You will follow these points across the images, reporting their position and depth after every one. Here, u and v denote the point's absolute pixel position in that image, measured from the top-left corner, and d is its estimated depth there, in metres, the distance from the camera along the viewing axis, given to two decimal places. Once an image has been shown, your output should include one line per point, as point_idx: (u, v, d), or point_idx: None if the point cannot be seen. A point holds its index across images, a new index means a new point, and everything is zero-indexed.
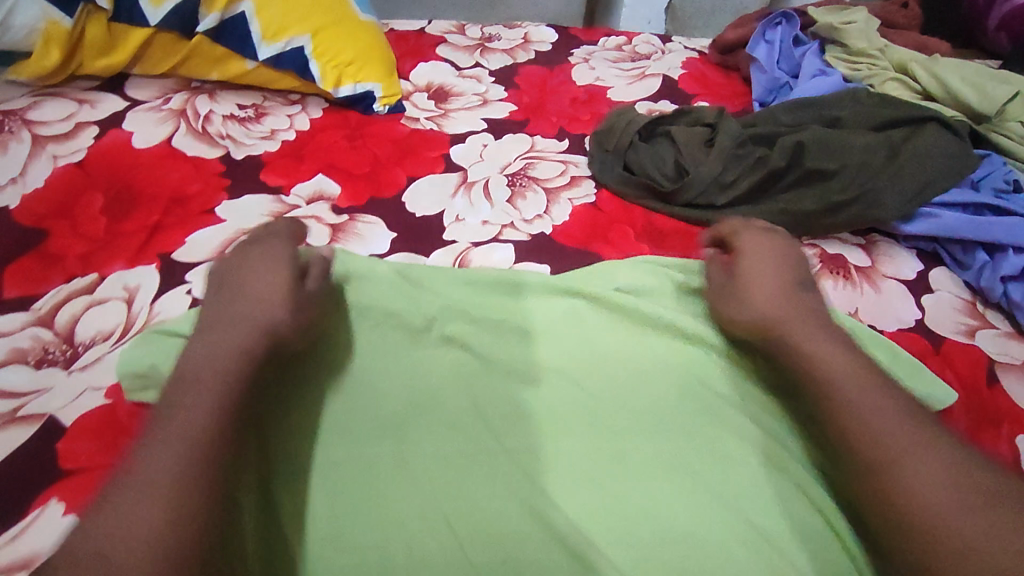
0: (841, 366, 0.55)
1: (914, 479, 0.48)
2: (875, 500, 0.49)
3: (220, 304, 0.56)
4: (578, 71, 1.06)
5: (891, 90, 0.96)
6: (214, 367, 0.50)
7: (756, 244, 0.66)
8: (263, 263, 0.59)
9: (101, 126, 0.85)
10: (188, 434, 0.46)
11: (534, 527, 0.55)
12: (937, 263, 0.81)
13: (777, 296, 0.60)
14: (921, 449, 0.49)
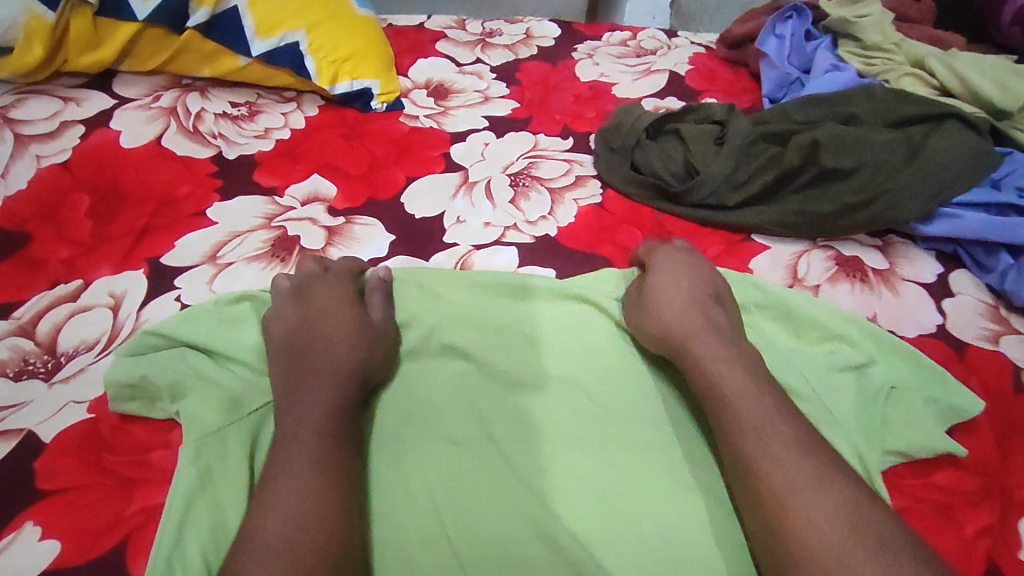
0: (726, 382, 0.54)
1: (785, 499, 0.47)
2: (755, 521, 0.48)
3: (303, 352, 0.57)
4: (582, 67, 1.03)
5: (907, 86, 0.93)
6: (314, 416, 0.52)
7: (670, 263, 0.66)
8: (335, 307, 0.61)
9: (87, 125, 0.82)
10: (318, 482, 0.47)
11: (539, 548, 0.52)
12: (957, 266, 0.78)
13: (679, 312, 0.60)
14: (782, 467, 0.48)
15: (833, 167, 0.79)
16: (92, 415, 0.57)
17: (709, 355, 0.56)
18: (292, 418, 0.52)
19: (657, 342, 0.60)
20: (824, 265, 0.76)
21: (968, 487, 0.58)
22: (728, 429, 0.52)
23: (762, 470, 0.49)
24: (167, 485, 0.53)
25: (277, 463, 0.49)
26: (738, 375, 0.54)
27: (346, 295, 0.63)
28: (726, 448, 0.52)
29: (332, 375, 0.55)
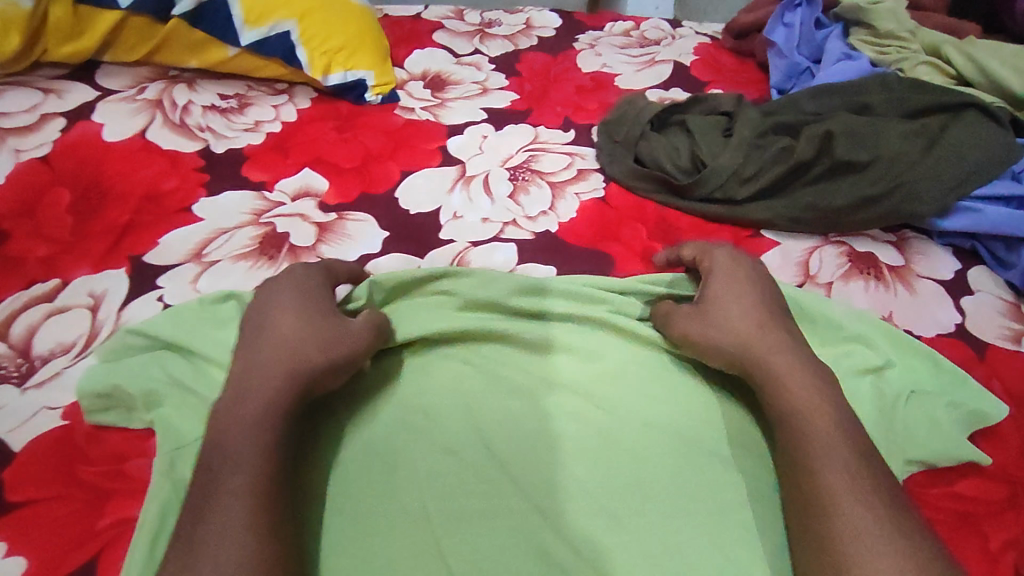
0: (807, 408, 0.51)
1: (864, 538, 0.43)
2: (818, 557, 0.44)
3: (248, 356, 0.51)
4: (584, 57, 0.99)
5: (923, 75, 0.90)
6: (250, 432, 0.46)
7: (728, 270, 0.61)
8: (294, 300, 0.54)
9: (69, 118, 0.79)
10: (244, 512, 0.42)
11: (537, 564, 0.49)
12: (977, 262, 0.74)
13: (753, 327, 0.56)
14: (861, 504, 0.45)
15: (847, 159, 0.76)
16: (67, 422, 0.54)
17: (790, 377, 0.53)
18: (223, 435, 0.46)
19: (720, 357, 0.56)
20: (837, 261, 0.73)
21: (993, 497, 0.55)
22: (808, 458, 0.48)
23: (840, 505, 0.45)
24: (143, 497, 0.50)
25: (208, 490, 0.43)
26: (824, 402, 0.51)
27: (319, 290, 0.57)
28: (803, 476, 0.48)
29: (276, 375, 0.49)
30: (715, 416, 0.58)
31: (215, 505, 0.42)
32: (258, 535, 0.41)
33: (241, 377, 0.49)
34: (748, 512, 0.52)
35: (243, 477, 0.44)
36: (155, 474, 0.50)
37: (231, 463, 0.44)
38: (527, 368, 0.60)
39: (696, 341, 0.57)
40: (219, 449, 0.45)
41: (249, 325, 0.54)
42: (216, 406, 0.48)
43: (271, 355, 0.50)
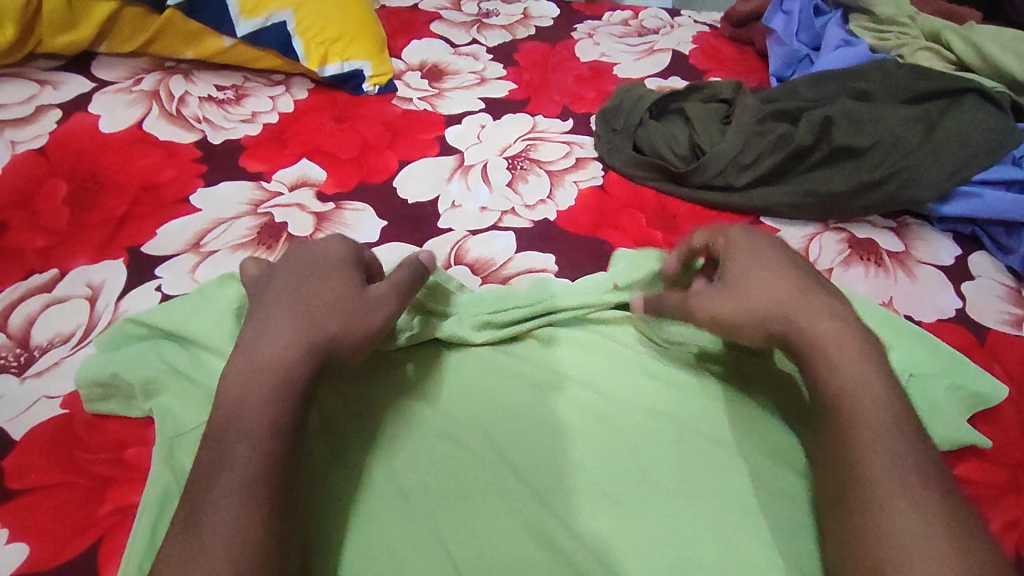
0: (850, 387, 0.47)
1: (907, 536, 0.40)
2: (855, 554, 0.41)
3: (262, 328, 0.49)
4: (582, 47, 0.99)
5: (923, 61, 0.89)
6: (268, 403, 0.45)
7: (752, 240, 0.56)
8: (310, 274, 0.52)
9: (64, 110, 0.79)
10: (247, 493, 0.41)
11: (538, 549, 0.49)
12: (977, 247, 0.74)
13: (794, 296, 0.51)
14: (906, 499, 0.41)
15: (847, 144, 0.75)
16: (66, 411, 0.54)
17: (835, 354, 0.48)
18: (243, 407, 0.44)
19: (747, 334, 0.52)
20: (836, 247, 0.72)
21: (993, 480, 0.55)
22: (857, 442, 0.45)
23: (886, 499, 0.42)
24: (143, 485, 0.50)
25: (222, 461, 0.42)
26: (874, 381, 0.47)
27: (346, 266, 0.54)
28: (847, 462, 0.45)
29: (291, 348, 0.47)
30: (715, 403, 0.58)
31: (220, 486, 0.41)
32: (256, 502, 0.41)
33: (255, 346, 0.48)
34: (747, 496, 0.53)
35: (247, 455, 0.43)
36: (155, 463, 0.50)
37: (237, 440, 0.43)
38: (524, 357, 0.60)
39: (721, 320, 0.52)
40: (231, 426, 0.44)
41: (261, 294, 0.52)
42: (227, 372, 0.47)
43: (292, 331, 0.48)
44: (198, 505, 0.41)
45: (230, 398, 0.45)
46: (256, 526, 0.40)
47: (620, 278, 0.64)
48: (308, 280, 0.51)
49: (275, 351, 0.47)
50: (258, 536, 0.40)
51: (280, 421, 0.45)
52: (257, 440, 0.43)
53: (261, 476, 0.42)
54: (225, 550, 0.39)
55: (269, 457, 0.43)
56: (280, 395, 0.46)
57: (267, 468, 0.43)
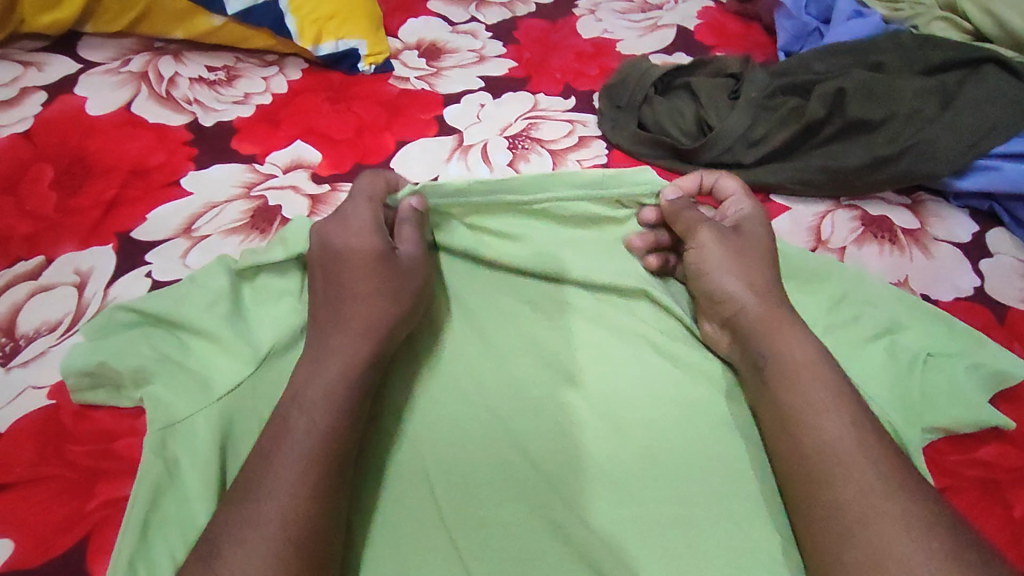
0: (806, 363, 0.49)
1: (875, 500, 0.42)
2: (824, 517, 0.44)
3: (329, 315, 0.49)
4: (583, 23, 0.96)
5: (938, 31, 0.86)
6: (325, 384, 0.46)
7: (755, 231, 0.57)
8: (367, 249, 0.51)
9: (50, 93, 0.76)
10: (279, 476, 0.41)
11: (547, 537, 0.48)
12: (995, 224, 0.71)
13: (775, 286, 0.54)
14: (870, 467, 0.44)
15: (860, 118, 0.73)
16: (53, 401, 0.52)
17: (783, 342, 0.51)
18: (305, 394, 0.45)
19: (714, 292, 0.55)
20: (849, 226, 0.70)
21: (1017, 463, 0.53)
22: (812, 411, 0.47)
23: (850, 468, 0.44)
24: (134, 477, 0.49)
25: (277, 441, 0.43)
26: (822, 365, 0.49)
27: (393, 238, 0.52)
28: (806, 429, 0.47)
29: (347, 339, 0.48)
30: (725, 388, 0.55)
31: (281, 464, 0.42)
32: (302, 476, 0.41)
33: (321, 338, 0.48)
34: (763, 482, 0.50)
35: (309, 434, 0.43)
36: (146, 453, 0.48)
37: (299, 420, 0.44)
38: (528, 337, 0.58)
39: (709, 272, 0.56)
40: (293, 406, 0.45)
41: (322, 258, 0.52)
42: (297, 363, 0.48)
43: (359, 311, 0.49)
44: (250, 484, 0.41)
45: (300, 381, 0.46)
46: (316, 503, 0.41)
47: (624, 195, 0.58)
48: (354, 256, 0.51)
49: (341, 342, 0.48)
50: (311, 507, 0.41)
51: (330, 408, 0.45)
52: (319, 424, 0.44)
53: (316, 450, 0.43)
54: (264, 525, 0.39)
55: (329, 440, 0.44)
56: (348, 382, 0.46)
57: (321, 450, 0.43)
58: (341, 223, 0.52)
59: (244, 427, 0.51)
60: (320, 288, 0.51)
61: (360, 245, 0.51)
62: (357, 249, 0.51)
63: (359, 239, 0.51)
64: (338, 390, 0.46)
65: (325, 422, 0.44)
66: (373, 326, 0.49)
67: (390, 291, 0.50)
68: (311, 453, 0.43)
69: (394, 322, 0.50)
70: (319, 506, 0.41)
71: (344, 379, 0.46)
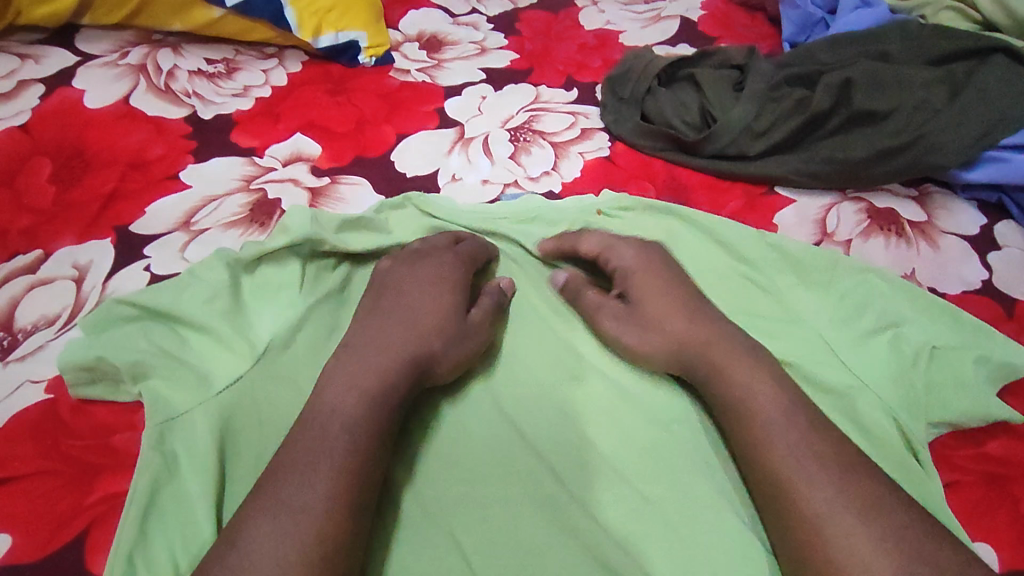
0: (760, 394, 0.48)
1: (836, 522, 0.41)
2: (788, 536, 0.43)
3: (361, 343, 0.50)
4: (586, 14, 0.94)
5: (945, 21, 0.85)
6: (363, 395, 0.46)
7: (654, 273, 0.56)
8: (426, 287, 0.54)
9: (47, 85, 0.76)
10: (316, 479, 0.41)
11: (550, 531, 0.47)
12: (1003, 216, 0.70)
13: (684, 329, 0.52)
14: (827, 487, 0.42)
15: (867, 109, 0.72)
16: (51, 396, 0.52)
17: (731, 373, 0.49)
18: (344, 405, 0.45)
19: (649, 361, 0.53)
20: (855, 218, 0.69)
21: None
22: (762, 437, 0.46)
23: (806, 489, 0.43)
24: (132, 472, 0.48)
25: (316, 446, 0.43)
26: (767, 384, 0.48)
27: (455, 269, 0.56)
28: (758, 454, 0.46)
29: (393, 361, 0.48)
30: None
31: (315, 469, 0.42)
32: (332, 485, 0.41)
33: (361, 352, 0.49)
34: None
35: (348, 445, 0.43)
36: (144, 448, 0.48)
37: (339, 430, 0.44)
38: (529, 332, 0.57)
39: (634, 346, 0.53)
40: (332, 416, 0.45)
41: (372, 298, 0.54)
42: (328, 369, 0.48)
43: (395, 340, 0.50)
44: (279, 486, 0.41)
45: (338, 390, 0.46)
46: (303, 520, 0.39)
47: (603, 205, 0.66)
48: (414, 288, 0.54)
49: (363, 362, 0.48)
50: (338, 514, 0.40)
51: (368, 418, 0.45)
52: (355, 432, 0.44)
53: (352, 461, 0.43)
54: (293, 530, 0.39)
55: (365, 451, 0.44)
56: (387, 395, 0.47)
57: (341, 459, 0.42)
58: (410, 263, 0.56)
59: (243, 423, 0.50)
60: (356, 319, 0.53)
61: (422, 280, 0.54)
62: (413, 284, 0.54)
63: (424, 276, 0.55)
64: (373, 403, 0.46)
65: (363, 434, 0.44)
66: (406, 353, 0.49)
67: (444, 326, 0.52)
68: (346, 462, 0.42)
69: (435, 355, 0.50)
70: (345, 514, 0.41)
71: (381, 392, 0.46)
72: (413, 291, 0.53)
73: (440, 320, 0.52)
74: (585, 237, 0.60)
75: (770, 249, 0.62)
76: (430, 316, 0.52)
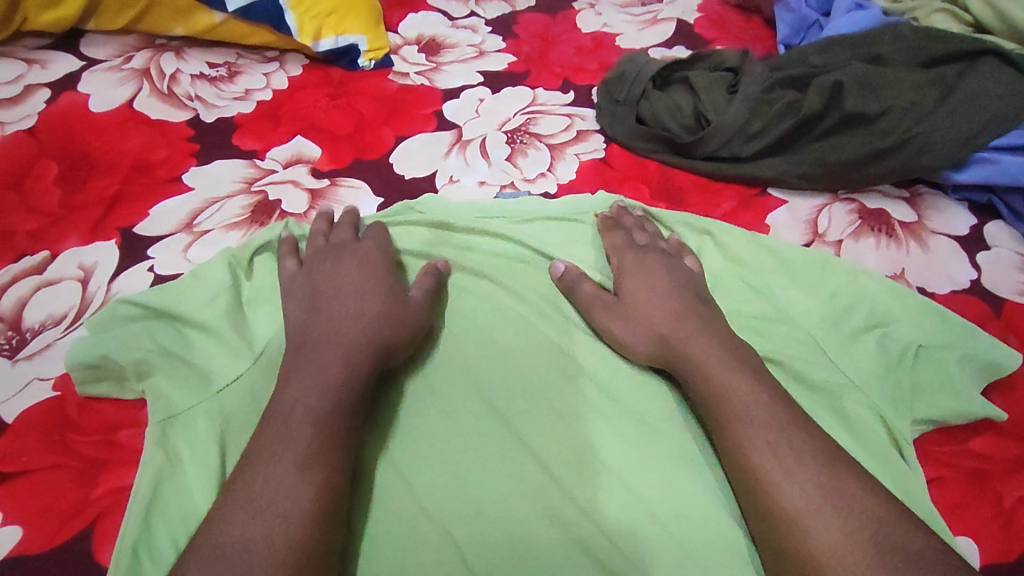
0: (738, 389, 0.49)
1: (810, 521, 0.42)
2: (769, 526, 0.44)
3: (310, 337, 0.51)
4: (583, 17, 0.95)
5: (938, 23, 0.86)
6: (323, 385, 0.47)
7: (651, 271, 0.58)
8: (357, 274, 0.56)
9: (54, 90, 0.77)
10: (285, 471, 0.42)
11: (543, 525, 0.49)
12: (993, 217, 0.71)
13: (669, 320, 0.54)
14: (797, 486, 0.44)
15: (857, 111, 0.73)
16: (58, 393, 0.53)
17: (711, 365, 0.51)
18: (303, 395, 0.46)
19: (637, 347, 0.55)
20: (847, 219, 0.70)
21: (1008, 455, 0.53)
22: (744, 429, 0.47)
23: (778, 487, 0.44)
24: (137, 467, 0.50)
25: (278, 438, 0.44)
26: (743, 383, 0.49)
27: (375, 263, 0.58)
28: (738, 446, 0.47)
29: (348, 349, 0.49)
30: None
31: (281, 460, 0.43)
32: (300, 475, 0.42)
33: (315, 343, 0.50)
34: None
35: (310, 434, 0.44)
36: (148, 445, 0.49)
37: (300, 420, 0.45)
38: (522, 331, 0.58)
39: (617, 333, 0.56)
40: (292, 407, 0.46)
41: (308, 292, 0.55)
42: (287, 362, 0.49)
43: (346, 329, 0.51)
44: (250, 480, 0.42)
45: (296, 382, 0.47)
46: (277, 511, 0.41)
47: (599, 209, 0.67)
48: (359, 282, 0.55)
49: (313, 360, 0.49)
50: (312, 504, 0.42)
51: (330, 409, 0.46)
52: (319, 423, 0.45)
53: (315, 450, 0.44)
54: (269, 522, 0.40)
55: (329, 441, 0.45)
56: (345, 384, 0.48)
57: (308, 448, 0.44)
58: (336, 257, 0.58)
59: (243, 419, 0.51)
60: (292, 310, 0.54)
61: (357, 271, 0.56)
62: (352, 275, 0.56)
63: (358, 266, 0.57)
64: (333, 392, 0.47)
65: (326, 423, 0.45)
66: (359, 342, 0.50)
67: (390, 312, 0.54)
68: (310, 451, 0.44)
69: (386, 341, 0.52)
70: (317, 503, 0.42)
71: (337, 380, 0.47)
72: (352, 282, 0.55)
73: (386, 307, 0.54)
74: (607, 234, 0.64)
75: (759, 249, 0.64)
76: (373, 304, 0.53)
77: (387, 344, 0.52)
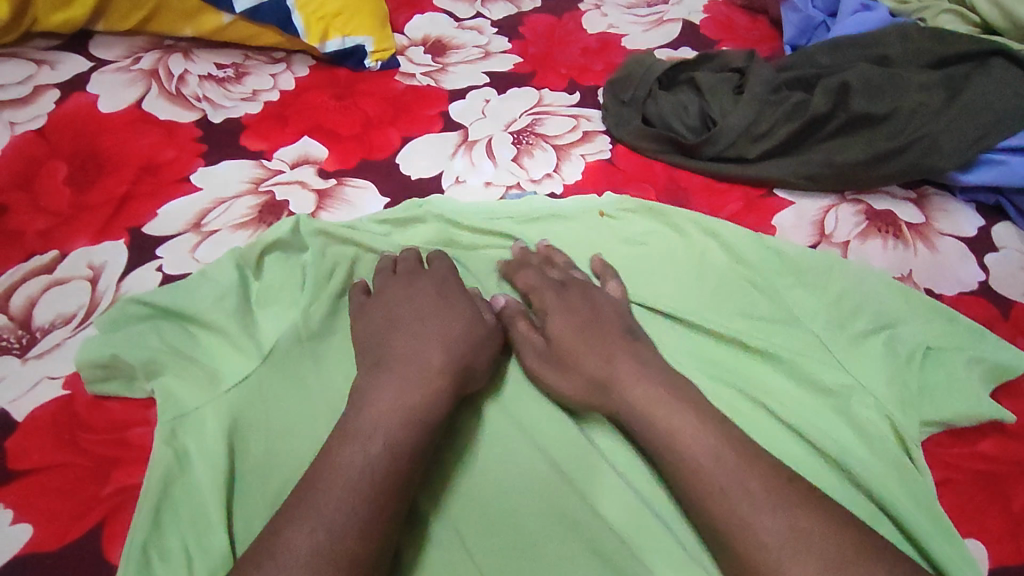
0: (686, 430, 0.46)
1: (783, 555, 0.40)
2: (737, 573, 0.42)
3: (388, 363, 0.51)
4: (589, 17, 0.96)
5: (944, 24, 0.86)
6: (397, 414, 0.47)
7: (579, 309, 0.56)
8: (432, 303, 0.55)
9: (63, 90, 0.78)
10: (351, 497, 0.42)
11: (551, 523, 0.49)
12: (1001, 218, 0.71)
13: (605, 369, 0.51)
14: (770, 516, 0.42)
15: (864, 112, 0.73)
16: (68, 392, 0.53)
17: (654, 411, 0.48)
18: (379, 423, 0.46)
19: (577, 396, 0.52)
20: (853, 220, 0.70)
21: (1017, 456, 0.53)
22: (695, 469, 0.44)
23: (748, 522, 0.42)
24: (146, 465, 0.50)
25: (343, 462, 0.44)
26: (686, 426, 0.46)
27: (454, 291, 0.57)
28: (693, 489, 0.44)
29: (427, 379, 0.49)
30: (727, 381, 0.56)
31: (346, 484, 0.42)
32: (365, 504, 0.42)
33: (394, 370, 0.50)
34: None
35: (376, 462, 0.44)
36: (156, 443, 0.49)
37: (369, 446, 0.45)
38: None
39: (550, 380, 0.54)
40: (363, 432, 0.45)
41: (385, 317, 0.55)
42: (362, 387, 0.49)
43: (425, 357, 0.51)
44: (312, 503, 0.42)
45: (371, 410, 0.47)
46: (336, 537, 0.40)
47: (607, 206, 0.68)
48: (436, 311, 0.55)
49: (384, 380, 0.49)
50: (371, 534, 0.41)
51: (400, 435, 0.46)
52: (388, 451, 0.45)
53: (382, 478, 0.43)
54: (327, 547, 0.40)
55: (397, 469, 0.44)
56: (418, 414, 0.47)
57: (374, 474, 0.43)
58: (410, 285, 0.57)
59: (251, 419, 0.52)
60: (365, 338, 0.54)
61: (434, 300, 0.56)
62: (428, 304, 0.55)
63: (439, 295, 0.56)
64: (407, 421, 0.47)
65: (397, 451, 0.45)
66: (439, 371, 0.50)
67: (469, 341, 0.53)
68: (376, 478, 0.43)
69: (465, 373, 0.51)
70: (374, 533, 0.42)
71: (411, 409, 0.47)
72: (431, 311, 0.55)
73: (465, 335, 0.53)
74: (517, 275, 0.61)
75: (765, 250, 0.64)
76: (454, 334, 0.53)
77: (467, 376, 0.51)
